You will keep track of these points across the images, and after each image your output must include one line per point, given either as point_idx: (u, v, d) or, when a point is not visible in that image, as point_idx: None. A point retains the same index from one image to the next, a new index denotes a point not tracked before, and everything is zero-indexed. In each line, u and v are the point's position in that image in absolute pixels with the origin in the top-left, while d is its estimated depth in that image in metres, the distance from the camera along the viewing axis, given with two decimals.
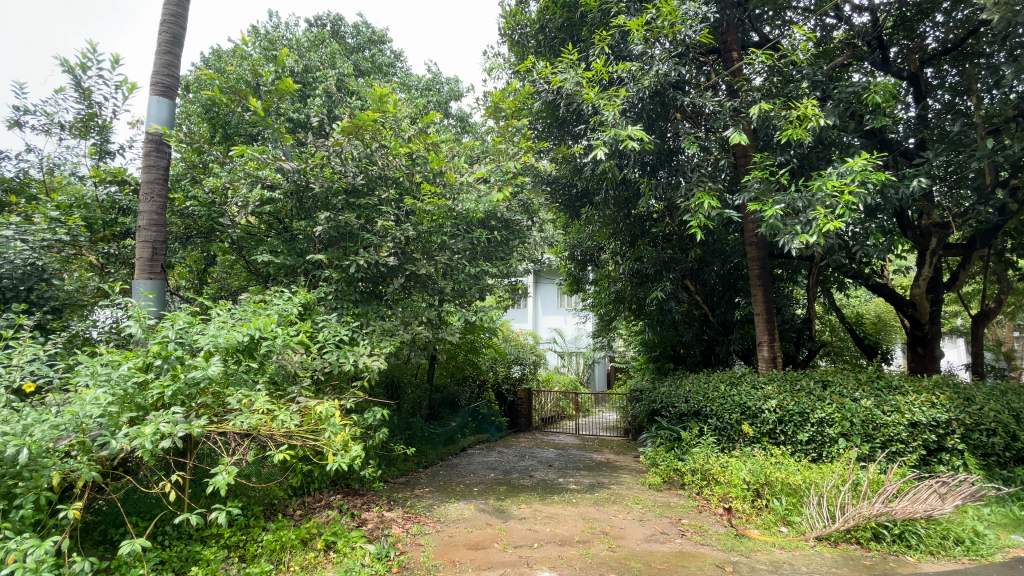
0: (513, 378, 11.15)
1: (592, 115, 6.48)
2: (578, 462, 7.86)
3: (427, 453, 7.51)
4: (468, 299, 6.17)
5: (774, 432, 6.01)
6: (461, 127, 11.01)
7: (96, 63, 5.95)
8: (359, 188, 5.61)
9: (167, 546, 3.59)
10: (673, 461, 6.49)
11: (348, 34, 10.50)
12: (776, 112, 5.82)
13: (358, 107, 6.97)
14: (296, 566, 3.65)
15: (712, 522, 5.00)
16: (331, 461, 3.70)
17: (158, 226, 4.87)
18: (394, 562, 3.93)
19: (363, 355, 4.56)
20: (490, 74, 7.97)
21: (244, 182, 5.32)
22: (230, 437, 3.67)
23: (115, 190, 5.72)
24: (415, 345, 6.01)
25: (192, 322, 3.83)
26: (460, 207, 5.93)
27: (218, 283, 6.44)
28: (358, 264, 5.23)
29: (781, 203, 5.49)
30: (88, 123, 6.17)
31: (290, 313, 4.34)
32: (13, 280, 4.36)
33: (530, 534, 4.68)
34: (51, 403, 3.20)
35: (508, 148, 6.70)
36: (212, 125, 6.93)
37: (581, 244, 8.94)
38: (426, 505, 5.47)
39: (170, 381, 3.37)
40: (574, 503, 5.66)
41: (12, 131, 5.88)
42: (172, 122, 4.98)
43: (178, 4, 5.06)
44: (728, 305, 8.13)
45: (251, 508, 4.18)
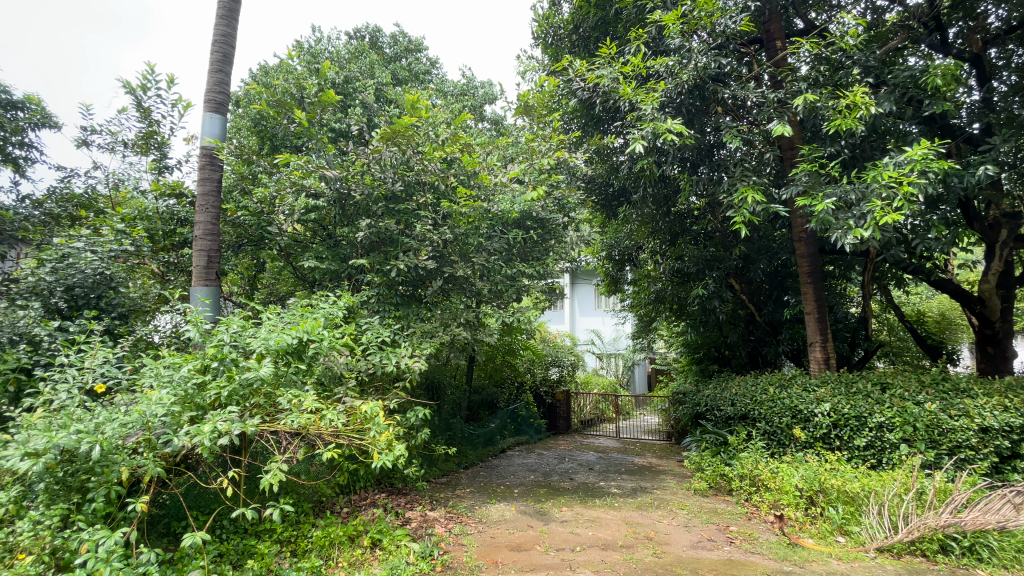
0: (552, 380, 11.08)
1: (629, 112, 6.38)
2: (620, 466, 7.73)
3: (467, 453, 7.59)
4: (505, 300, 6.18)
5: (828, 437, 5.73)
6: (496, 129, 11.08)
7: (155, 83, 6.34)
8: (398, 194, 5.76)
9: (225, 539, 3.76)
10: (720, 467, 6.28)
11: (385, 44, 10.74)
12: (824, 101, 5.56)
13: (397, 115, 7.12)
14: (345, 563, 3.76)
15: (763, 530, 4.80)
16: (377, 459, 3.80)
17: (213, 236, 5.13)
18: (438, 561, 3.99)
19: (405, 357, 4.70)
20: (525, 76, 7.99)
21: (290, 190, 5.61)
22: (281, 436, 3.81)
23: (173, 203, 6.00)
24: (454, 347, 6.06)
25: (245, 325, 4.01)
26: (496, 208, 6.00)
27: (268, 288, 6.69)
28: (399, 268, 5.40)
29: (833, 197, 5.23)
30: (148, 140, 6.58)
31: (336, 316, 4.51)
32: (85, 288, 4.71)
33: (571, 537, 4.64)
34: (120, 402, 3.41)
35: (541, 146, 6.69)
36: (261, 138, 7.21)
37: (618, 243, 8.79)
38: (468, 505, 5.53)
39: (226, 382, 3.53)
40: (617, 507, 5.57)
41: (81, 149, 6.35)
42: (224, 137, 5.24)
43: (227, 25, 5.35)
44: (776, 304, 7.79)
45: (301, 505, 4.33)
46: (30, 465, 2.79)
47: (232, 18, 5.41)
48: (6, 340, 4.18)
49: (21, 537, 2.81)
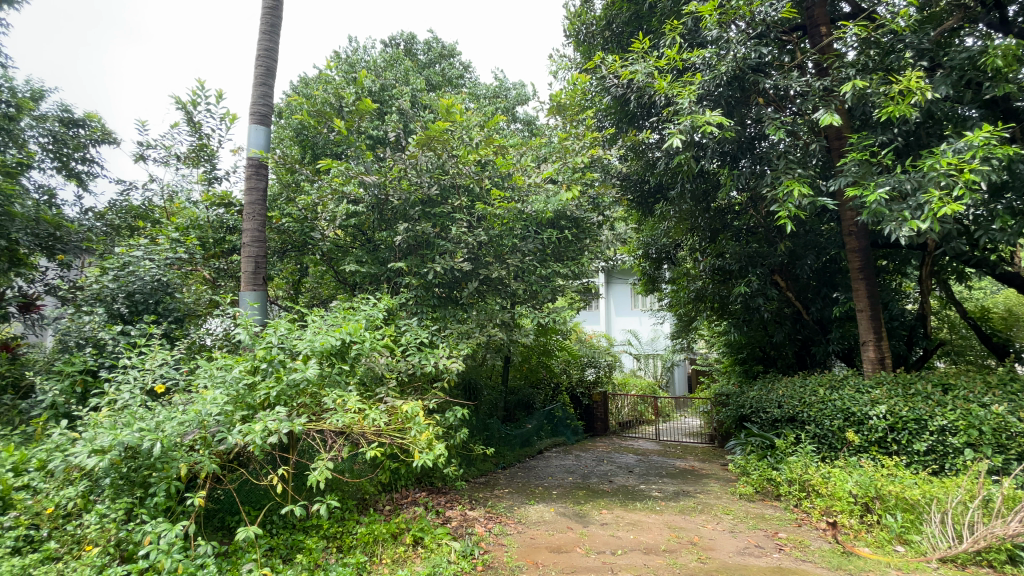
0: (588, 380, 10.97)
1: (665, 106, 6.24)
2: (660, 469, 7.57)
3: (505, 454, 7.62)
4: (541, 301, 6.16)
5: (884, 441, 5.45)
6: (529, 130, 11.09)
7: (204, 99, 6.68)
8: (434, 198, 5.85)
9: (275, 534, 3.90)
10: (767, 471, 6.05)
11: (420, 51, 10.93)
12: (874, 88, 5.29)
13: (432, 120, 7.24)
14: (388, 560, 3.83)
15: (815, 538, 4.61)
16: (418, 458, 3.86)
17: (260, 242, 5.35)
18: (478, 560, 4.02)
19: (443, 357, 4.80)
20: (557, 76, 7.97)
21: (331, 198, 5.86)
22: (327, 434, 3.91)
23: (222, 212, 6.26)
24: (490, 347, 6.09)
25: (292, 328, 4.15)
26: (530, 208, 6.00)
27: (311, 292, 6.89)
28: (435, 271, 5.50)
29: (886, 187, 4.96)
30: (199, 153, 6.93)
31: (377, 318, 4.63)
32: (145, 294, 5.00)
33: (612, 540, 4.58)
34: (178, 402, 3.60)
35: (574, 144, 6.65)
36: (303, 147, 7.47)
37: (655, 241, 8.63)
38: (507, 506, 5.54)
39: (275, 383, 3.67)
40: (659, 511, 5.45)
41: (138, 163, 6.76)
42: (268, 147, 5.47)
43: (270, 40, 5.57)
44: (824, 301, 7.44)
45: (346, 502, 4.45)
46: (98, 461, 2.99)
47: (275, 33, 5.63)
48: (74, 343, 4.64)
49: (89, 529, 3.00)
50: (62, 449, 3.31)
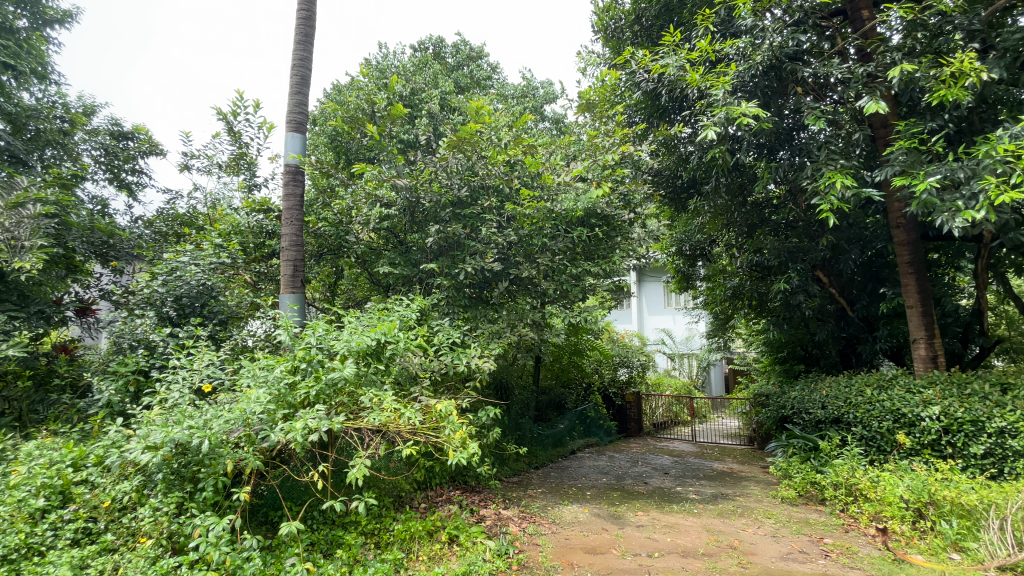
0: (621, 381, 10.83)
1: (698, 99, 6.11)
2: (697, 471, 7.40)
3: (537, 454, 7.60)
4: (572, 300, 6.11)
5: (938, 444, 5.17)
6: (558, 129, 11.07)
7: (243, 109, 6.95)
8: (464, 200, 5.91)
9: (316, 529, 4.01)
10: (810, 474, 5.83)
11: (448, 54, 11.05)
12: (923, 71, 5.02)
13: (461, 122, 7.30)
14: (424, 556, 3.88)
15: (863, 544, 4.41)
16: (452, 456, 3.90)
17: (298, 246, 5.51)
18: (513, 560, 4.01)
19: (474, 357, 4.86)
20: (585, 73, 7.92)
21: (365, 201, 6.00)
22: (364, 432, 3.98)
23: (262, 218, 6.48)
24: (521, 347, 6.08)
25: (329, 329, 4.26)
26: (560, 207, 5.98)
27: (347, 294, 7.04)
28: (466, 272, 5.55)
29: (937, 175, 4.69)
30: (239, 161, 7.21)
31: (410, 318, 4.72)
32: (191, 297, 5.24)
33: (649, 542, 4.51)
34: (224, 401, 3.76)
35: (604, 141, 6.58)
36: (337, 153, 7.66)
37: (689, 237, 8.44)
38: (541, 506, 5.53)
39: (314, 382, 3.78)
40: (696, 513, 5.33)
41: (183, 173, 7.08)
42: (304, 153, 5.63)
43: (304, 49, 5.74)
44: (870, 297, 7.11)
45: (383, 499, 4.53)
46: (151, 457, 3.15)
47: (308, 43, 5.80)
48: (128, 344, 4.89)
49: (143, 522, 3.16)
50: (118, 445, 3.51)
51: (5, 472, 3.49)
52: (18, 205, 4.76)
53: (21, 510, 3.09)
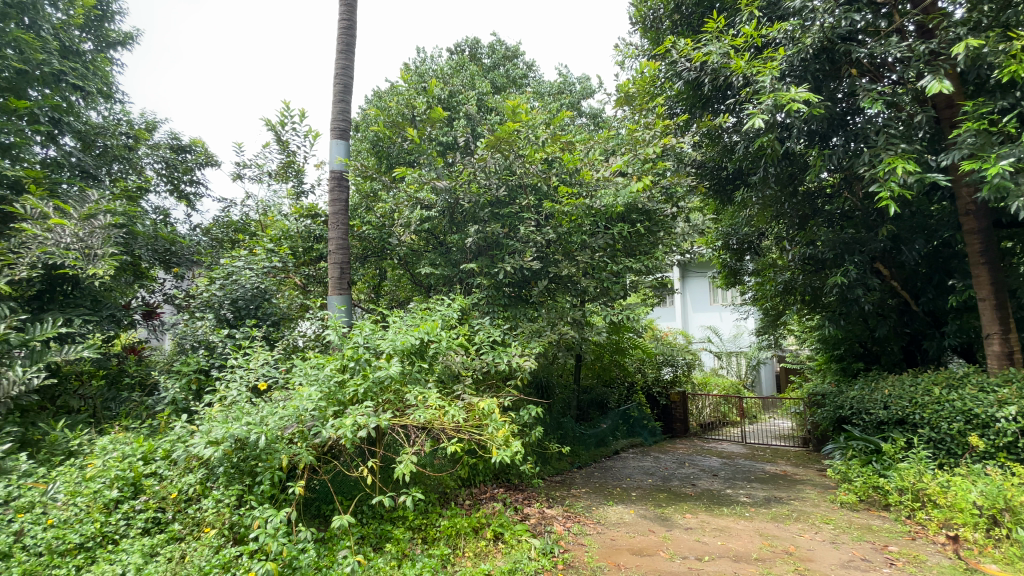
0: (665, 380, 10.58)
1: (743, 87, 5.88)
2: (748, 473, 7.13)
3: (580, 453, 7.53)
4: (613, 297, 6.00)
5: (1017, 447, 4.77)
6: (595, 124, 10.95)
7: (290, 119, 7.24)
8: (502, 199, 5.94)
9: (366, 523, 4.12)
10: (872, 478, 5.51)
11: (484, 55, 11.13)
12: (992, 46, 4.65)
13: (498, 121, 7.34)
14: (470, 553, 3.93)
15: (931, 553, 4.13)
16: (495, 454, 3.91)
17: (344, 249, 5.69)
18: (558, 559, 3.99)
19: (515, 355, 4.88)
20: (623, 66, 7.79)
21: (406, 204, 6.11)
22: (410, 429, 4.07)
23: (309, 223, 6.73)
24: (562, 346, 6.04)
25: (375, 328, 4.37)
26: (599, 203, 5.89)
27: (390, 295, 7.21)
28: (506, 270, 5.58)
29: (1011, 157, 4.33)
30: (287, 169, 7.52)
31: (452, 317, 4.79)
32: (247, 300, 5.52)
33: (698, 545, 4.38)
34: (278, 398, 3.93)
35: (644, 134, 6.44)
36: (379, 157, 7.86)
37: (736, 230, 8.14)
38: (585, 506, 5.47)
39: (362, 380, 3.91)
40: (748, 517, 5.14)
41: (236, 181, 7.46)
42: (349, 158, 5.80)
43: (346, 58, 5.93)
44: (936, 290, 6.64)
45: (429, 495, 4.61)
46: (213, 451, 3.34)
47: (350, 52, 5.98)
48: (190, 345, 5.19)
49: (207, 513, 3.34)
50: (183, 440, 3.74)
51: (83, 464, 3.76)
52: (90, 216, 5.11)
53: (96, 501, 3.33)
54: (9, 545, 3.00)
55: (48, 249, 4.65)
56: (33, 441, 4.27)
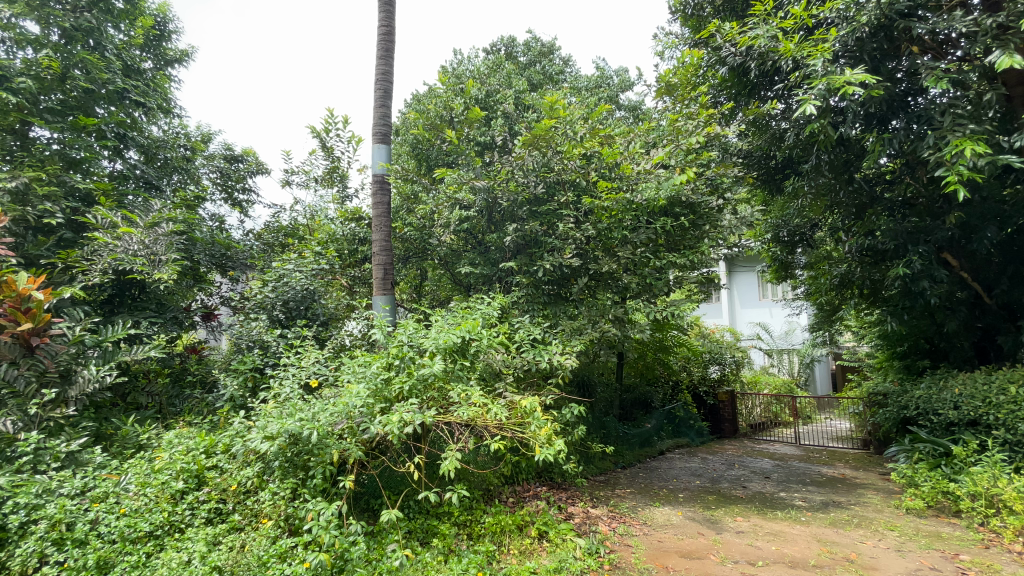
0: (712, 379, 10.26)
1: (792, 71, 5.61)
2: (803, 476, 6.80)
3: (624, 453, 7.41)
4: (656, 294, 5.83)
5: None
6: (634, 117, 10.74)
7: (334, 125, 7.47)
8: (541, 197, 5.91)
9: (413, 518, 4.19)
10: (941, 482, 5.14)
11: (520, 53, 11.11)
12: None
13: (536, 119, 7.31)
14: (515, 550, 3.94)
15: (1010, 564, 3.82)
16: (538, 451, 3.88)
17: (387, 251, 5.82)
18: (605, 559, 3.94)
19: (556, 354, 4.86)
20: (663, 56, 7.60)
21: (446, 205, 6.20)
22: (454, 427, 4.12)
23: (354, 226, 6.93)
24: (604, 343, 5.94)
25: (419, 327, 4.44)
26: (640, 197, 5.61)
27: (431, 294, 7.31)
28: (545, 268, 5.57)
29: None
30: (332, 174, 7.78)
31: (492, 316, 4.81)
32: (297, 301, 5.74)
33: (750, 549, 4.22)
34: (328, 395, 4.06)
35: (686, 125, 6.26)
36: (419, 160, 7.99)
37: (787, 222, 7.78)
38: (630, 506, 5.38)
39: (407, 377, 4.00)
40: (804, 522, 4.90)
41: (285, 188, 7.77)
42: (390, 162, 5.94)
43: (386, 64, 6.06)
44: (1013, 281, 6.12)
45: (474, 492, 4.63)
46: (269, 445, 3.50)
47: (389, 57, 6.11)
48: (246, 344, 5.45)
49: (265, 505, 3.50)
50: (242, 435, 3.93)
51: (151, 457, 4.02)
52: (153, 225, 5.42)
53: (164, 492, 3.55)
54: (88, 532, 3.23)
55: (118, 255, 5.00)
56: (107, 435, 4.60)
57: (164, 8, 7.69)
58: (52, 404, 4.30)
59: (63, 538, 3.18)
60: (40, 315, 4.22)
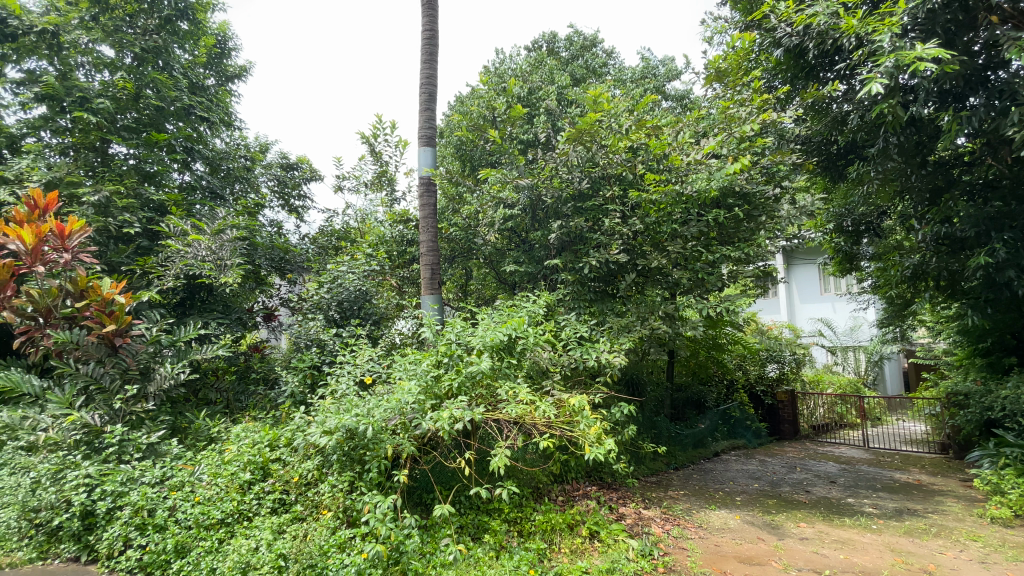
0: (769, 378, 9.80)
1: (856, 49, 5.26)
2: (873, 481, 6.37)
3: (676, 454, 7.20)
4: (709, 289, 5.59)
5: None
6: (681, 107, 10.41)
7: (382, 130, 7.69)
8: (586, 192, 5.85)
9: (464, 513, 4.25)
10: None
11: (562, 48, 11.00)
12: None
13: (579, 113, 7.21)
14: (567, 549, 3.91)
15: None
16: (588, 451, 3.83)
17: (434, 251, 5.92)
18: (659, 562, 3.84)
19: (604, 352, 4.79)
20: (712, 42, 7.32)
21: (490, 204, 6.25)
22: (503, 424, 4.13)
23: (402, 228, 7.10)
24: (653, 341, 5.80)
25: (466, 325, 4.49)
26: (691, 189, 5.44)
27: (477, 293, 7.37)
28: (591, 265, 5.50)
29: None
30: (380, 178, 8.01)
31: (538, 314, 4.80)
32: (351, 301, 5.96)
33: (816, 557, 3.99)
34: (381, 392, 4.18)
35: (739, 111, 6.00)
36: (462, 161, 7.98)
37: (851, 211, 7.30)
38: (684, 508, 5.22)
39: (456, 375, 4.06)
40: (875, 530, 4.59)
41: (337, 193, 8.07)
42: (436, 165, 6.03)
43: (430, 68, 6.17)
44: None
45: (524, 489, 4.63)
46: (328, 439, 3.65)
47: (433, 61, 6.21)
48: (304, 343, 5.69)
49: (324, 497, 3.65)
50: (301, 429, 4.11)
51: (221, 449, 4.28)
52: (219, 231, 5.74)
53: (233, 482, 3.78)
54: (166, 518, 3.52)
55: (188, 261, 5.39)
56: (182, 428, 4.92)
57: (224, 27, 8.17)
58: (134, 399, 4.68)
59: (145, 524, 3.49)
60: (122, 317, 4.62)
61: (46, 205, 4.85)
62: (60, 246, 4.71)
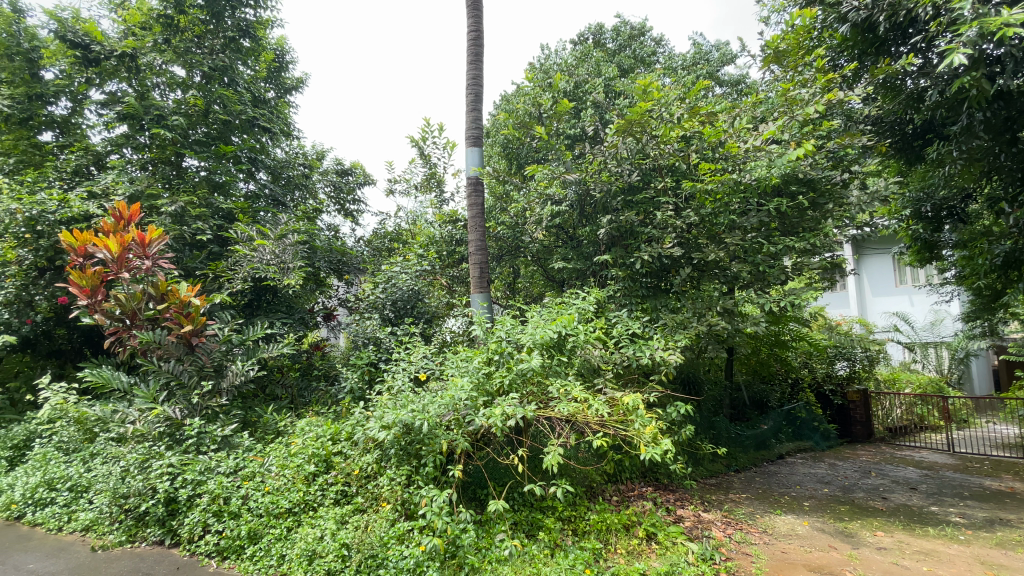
0: (838, 376, 9.20)
1: (933, 18, 4.84)
2: (960, 488, 5.85)
3: (737, 456, 6.89)
4: (770, 283, 5.32)
5: None
6: (736, 92, 9.97)
7: (430, 133, 7.85)
8: (636, 185, 5.72)
9: (518, 510, 4.25)
10: None
11: (608, 39, 10.79)
12: None
13: (628, 105, 7.05)
14: (623, 550, 3.83)
15: None
16: (644, 451, 3.73)
17: (483, 250, 5.97)
18: (721, 567, 3.69)
19: (659, 349, 4.66)
20: (768, 22, 6.95)
21: (538, 201, 6.24)
22: (555, 422, 4.09)
23: (451, 228, 7.20)
24: (710, 338, 5.58)
25: (516, 323, 4.49)
26: (749, 176, 5.22)
27: (525, 290, 7.37)
28: (643, 260, 5.36)
29: None
30: (429, 179, 8.18)
31: (589, 311, 4.74)
32: (405, 300, 6.15)
33: (895, 568, 3.71)
34: (435, 388, 4.26)
35: (800, 93, 5.66)
36: (509, 159, 8.03)
37: (930, 195, 6.71)
38: (746, 512, 4.99)
39: (507, 372, 4.08)
40: (964, 541, 4.21)
41: (389, 196, 8.31)
42: (483, 164, 6.07)
43: (476, 68, 6.23)
44: None
45: (578, 488, 4.57)
46: (386, 434, 3.76)
47: (479, 61, 6.27)
48: (361, 341, 5.90)
49: (383, 490, 3.76)
50: (360, 424, 4.24)
51: (287, 442, 4.51)
52: (282, 236, 6.06)
53: (299, 473, 3.97)
54: (240, 506, 3.76)
55: (255, 265, 5.72)
56: (252, 422, 5.22)
57: (282, 41, 8.61)
58: (209, 394, 5.01)
59: (221, 510, 3.76)
60: (197, 318, 4.96)
61: (130, 216, 5.28)
62: (141, 253, 5.11)
